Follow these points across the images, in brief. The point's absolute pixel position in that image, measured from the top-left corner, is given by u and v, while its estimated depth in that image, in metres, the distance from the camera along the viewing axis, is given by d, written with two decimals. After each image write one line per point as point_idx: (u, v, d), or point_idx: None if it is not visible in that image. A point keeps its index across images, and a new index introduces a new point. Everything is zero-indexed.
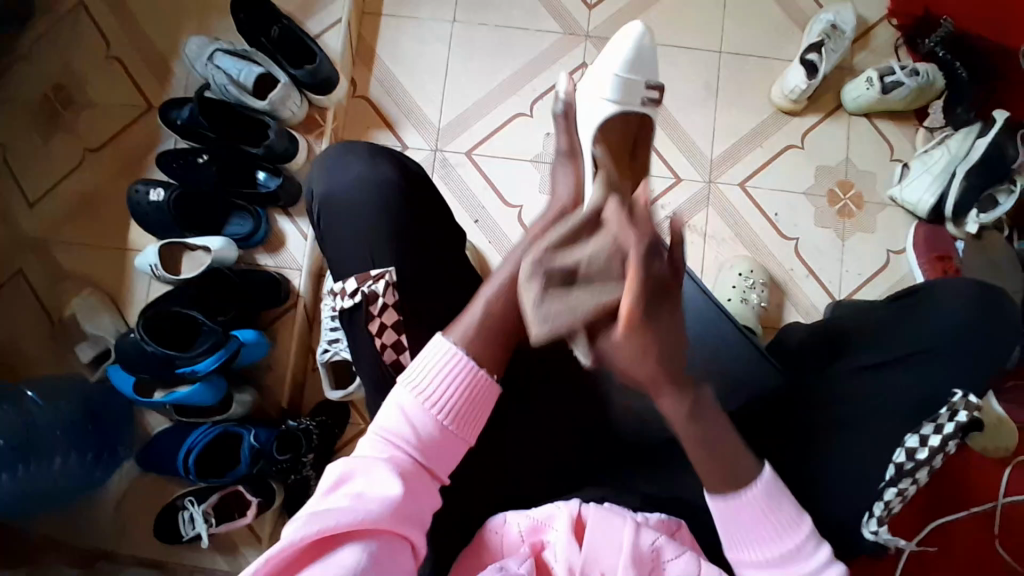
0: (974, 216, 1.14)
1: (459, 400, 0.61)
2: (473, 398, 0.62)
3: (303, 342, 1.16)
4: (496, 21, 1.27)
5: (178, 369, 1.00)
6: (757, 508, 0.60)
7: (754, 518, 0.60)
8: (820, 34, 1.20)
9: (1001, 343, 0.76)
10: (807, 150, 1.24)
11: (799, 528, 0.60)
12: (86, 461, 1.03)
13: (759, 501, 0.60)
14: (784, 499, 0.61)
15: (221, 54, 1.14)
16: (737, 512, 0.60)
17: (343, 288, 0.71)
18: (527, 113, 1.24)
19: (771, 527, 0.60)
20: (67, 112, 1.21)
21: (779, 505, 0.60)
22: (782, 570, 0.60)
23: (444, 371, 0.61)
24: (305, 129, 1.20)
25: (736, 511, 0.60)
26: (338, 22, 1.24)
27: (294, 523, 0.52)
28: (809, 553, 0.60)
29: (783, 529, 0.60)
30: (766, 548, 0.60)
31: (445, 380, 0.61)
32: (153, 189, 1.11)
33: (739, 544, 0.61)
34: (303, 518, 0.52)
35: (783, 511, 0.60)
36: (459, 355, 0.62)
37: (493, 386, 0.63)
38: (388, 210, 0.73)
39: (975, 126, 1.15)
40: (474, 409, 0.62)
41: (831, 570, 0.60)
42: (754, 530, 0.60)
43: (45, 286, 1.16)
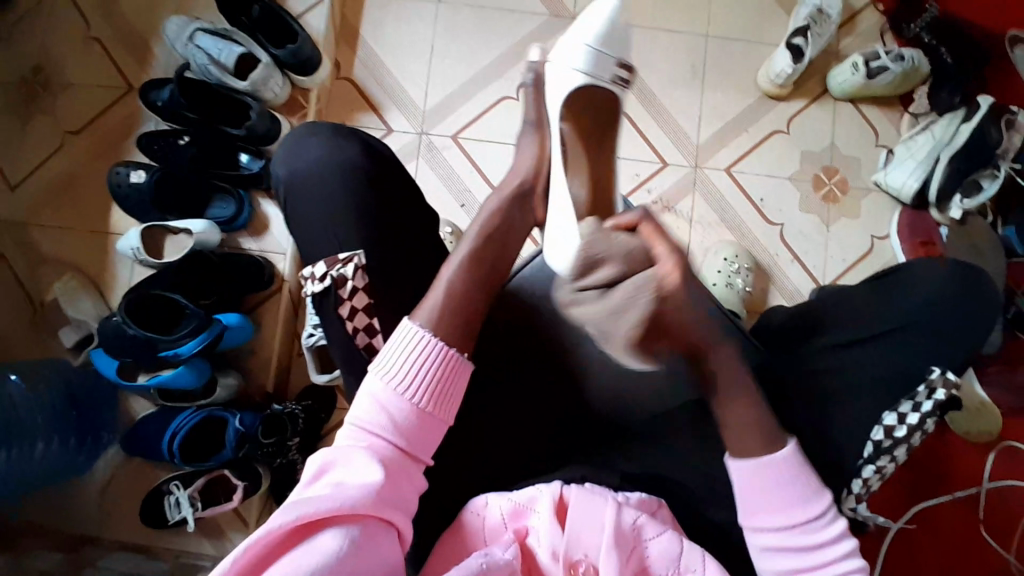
0: (958, 202, 1.15)
1: (433, 383, 0.61)
2: (445, 377, 0.62)
3: (288, 327, 1.16)
4: (483, 3, 1.26)
5: (160, 353, 0.99)
6: (779, 477, 0.64)
7: (776, 484, 0.64)
8: (807, 18, 1.20)
9: (980, 325, 0.77)
10: (792, 135, 1.24)
11: (818, 499, 0.64)
12: (69, 445, 1.04)
13: (783, 469, 0.64)
14: (806, 471, 0.65)
15: (201, 34, 1.12)
16: (759, 477, 0.64)
17: (312, 272, 0.71)
18: (514, 96, 1.23)
19: (788, 496, 0.64)
20: (47, 92, 1.19)
21: (800, 477, 0.64)
22: (800, 541, 0.63)
23: (414, 354, 0.62)
24: (288, 110, 1.19)
25: (759, 479, 0.64)
26: (322, 1, 1.21)
27: (277, 512, 0.51)
28: (823, 524, 0.64)
29: (801, 497, 0.64)
30: (786, 517, 0.63)
31: (417, 363, 0.61)
32: (133, 172, 1.10)
33: (754, 510, 0.65)
34: (285, 507, 0.51)
35: (805, 482, 0.64)
36: (424, 334, 0.62)
37: (465, 364, 0.63)
38: (353, 192, 0.73)
39: (960, 112, 1.15)
40: (448, 390, 0.62)
41: (843, 542, 0.64)
42: (774, 498, 0.64)
43: (26, 269, 1.14)
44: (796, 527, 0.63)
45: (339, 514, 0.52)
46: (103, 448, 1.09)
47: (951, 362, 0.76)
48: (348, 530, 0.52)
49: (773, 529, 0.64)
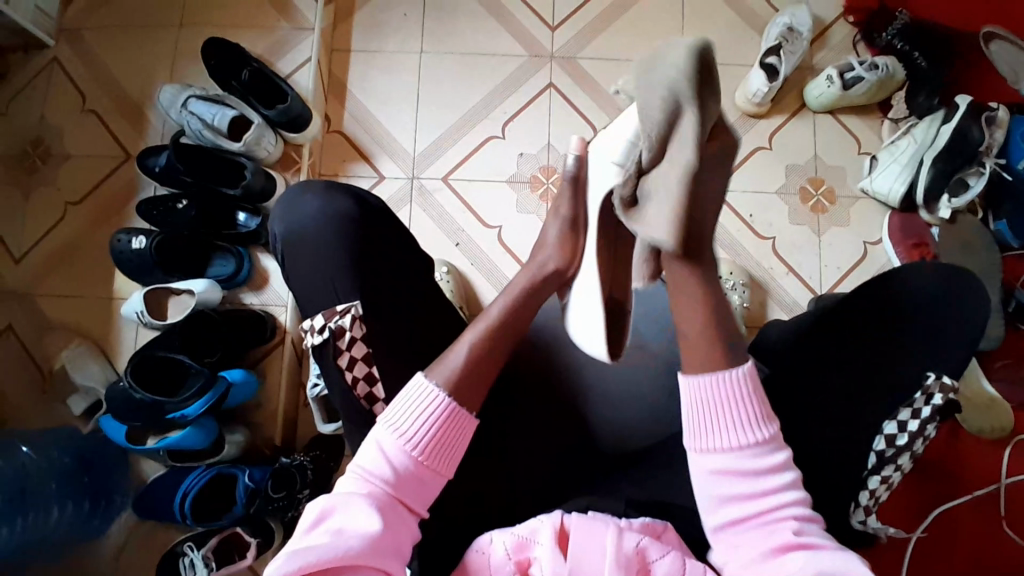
0: (946, 201, 1.17)
1: (435, 437, 0.62)
2: (452, 434, 0.63)
3: (294, 379, 1.16)
4: (463, 48, 1.30)
5: (167, 415, 1.00)
6: (728, 394, 0.61)
7: (721, 404, 0.61)
8: (778, 38, 1.23)
9: (975, 322, 0.76)
10: (775, 150, 1.26)
11: (763, 425, 0.61)
12: (83, 510, 1.05)
13: (730, 390, 0.61)
14: (753, 399, 0.61)
15: (195, 100, 1.17)
16: (704, 397, 0.61)
17: (312, 325, 0.72)
18: (499, 135, 1.27)
19: (736, 417, 0.61)
20: (46, 166, 1.23)
21: (751, 399, 0.61)
22: (736, 460, 0.60)
23: (424, 409, 0.62)
24: (281, 166, 1.23)
25: (704, 396, 0.61)
26: (309, 61, 1.27)
27: (277, 561, 0.53)
28: (765, 450, 0.60)
29: (749, 421, 0.60)
30: (728, 437, 0.61)
31: (424, 416, 0.62)
32: (135, 238, 1.12)
33: (703, 432, 0.62)
34: (284, 556, 0.53)
35: (752, 408, 0.61)
36: (439, 393, 0.62)
37: (470, 420, 0.64)
38: (348, 242, 0.75)
39: (939, 113, 1.17)
40: (451, 443, 0.62)
41: (786, 476, 0.60)
42: (722, 418, 0.61)
43: (34, 339, 1.17)
44: (740, 451, 0.60)
45: (336, 564, 0.53)
46: (117, 511, 1.10)
47: (949, 366, 0.76)
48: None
49: (714, 451, 0.61)
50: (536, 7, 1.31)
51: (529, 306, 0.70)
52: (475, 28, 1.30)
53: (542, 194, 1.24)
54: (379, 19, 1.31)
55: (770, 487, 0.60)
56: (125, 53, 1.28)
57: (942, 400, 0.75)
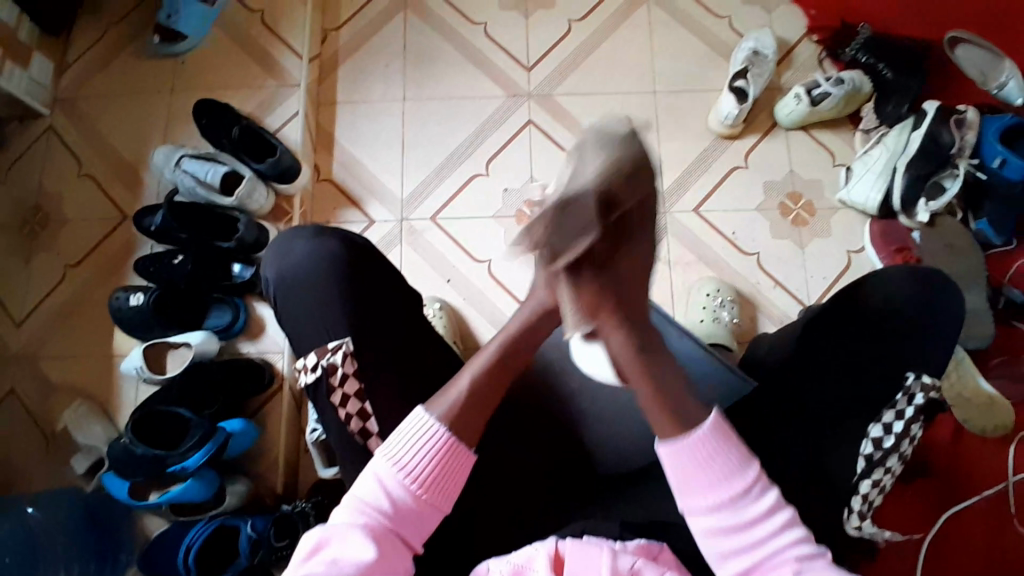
0: (924, 205, 1.19)
1: (433, 474, 0.62)
2: (449, 470, 0.63)
3: (293, 425, 1.16)
4: (442, 93, 1.35)
5: (167, 468, 1.01)
6: (705, 450, 0.57)
7: (698, 464, 0.57)
8: (744, 62, 1.28)
9: (950, 322, 0.77)
10: (751, 168, 1.29)
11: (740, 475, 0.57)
12: (90, 571, 1.05)
13: (695, 447, 0.57)
14: (721, 448, 0.57)
15: (187, 159, 1.21)
16: (684, 458, 0.57)
17: (304, 364, 0.75)
18: (483, 172, 1.31)
19: (716, 472, 0.57)
20: (45, 232, 1.27)
21: (724, 453, 0.57)
22: (729, 517, 0.57)
23: (421, 441, 0.63)
24: (274, 218, 1.26)
25: (679, 461, 0.57)
26: (296, 115, 1.33)
27: None
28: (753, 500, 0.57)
29: (731, 471, 0.57)
30: (714, 494, 0.57)
31: (423, 452, 0.62)
32: (133, 294, 1.15)
33: (688, 494, 0.58)
34: None
35: (721, 459, 0.57)
36: (438, 428, 0.63)
37: (469, 457, 0.64)
38: (332, 283, 0.77)
39: (908, 121, 1.21)
40: (448, 480, 0.63)
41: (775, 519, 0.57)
42: (699, 473, 0.57)
43: (36, 401, 1.18)
44: (726, 504, 0.57)
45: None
46: (122, 570, 1.08)
47: (931, 366, 0.77)
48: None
49: (702, 513, 0.58)
50: (511, 49, 1.37)
51: (526, 339, 0.70)
52: (453, 73, 1.36)
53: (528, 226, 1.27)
54: (361, 72, 1.37)
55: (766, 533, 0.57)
56: (118, 120, 1.33)
57: (923, 399, 0.75)
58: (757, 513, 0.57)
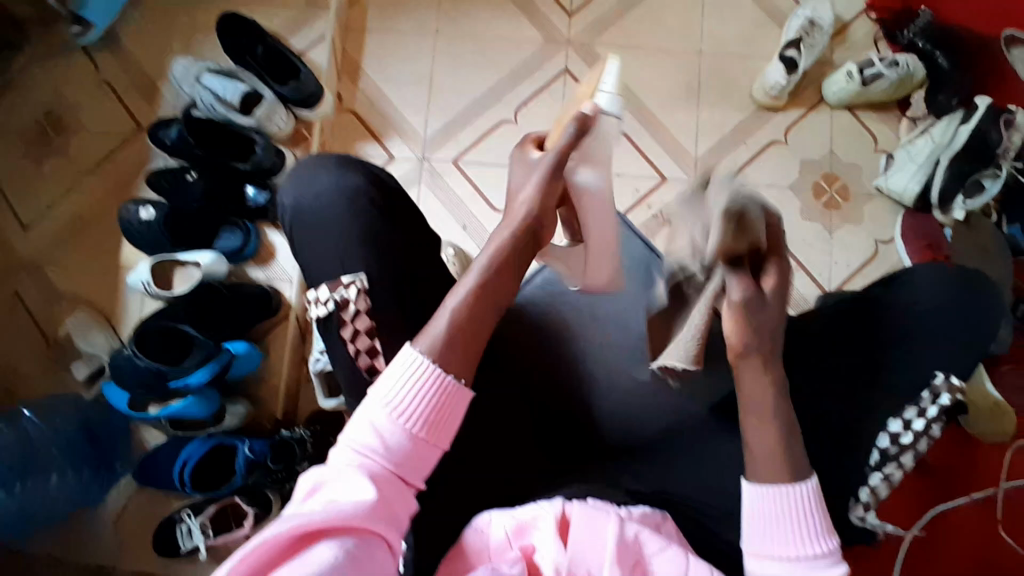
0: (960, 203, 1.14)
1: (428, 411, 0.61)
2: (444, 404, 0.62)
3: (297, 354, 1.16)
4: (478, 31, 1.29)
5: (171, 383, 1.01)
6: (795, 506, 0.61)
7: (787, 512, 0.61)
8: (798, 31, 1.22)
9: (984, 326, 0.76)
10: (790, 145, 1.25)
11: (821, 538, 0.61)
12: (83, 477, 1.05)
13: (799, 499, 0.61)
14: (815, 511, 0.61)
15: (208, 74, 1.16)
16: (769, 504, 0.62)
17: (315, 297, 0.73)
18: (512, 119, 1.26)
19: (796, 526, 0.61)
20: (59, 134, 1.23)
21: (815, 515, 0.61)
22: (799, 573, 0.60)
23: (414, 381, 0.62)
24: (292, 143, 1.22)
25: (773, 503, 0.62)
26: (323, 38, 1.27)
27: (272, 524, 0.52)
28: (823, 566, 0.60)
29: (809, 536, 0.60)
30: (789, 547, 0.60)
31: (417, 390, 0.62)
32: (143, 207, 1.12)
33: (763, 536, 0.62)
34: (279, 520, 0.52)
35: (812, 520, 0.61)
36: (427, 364, 0.62)
37: (465, 393, 0.63)
38: (357, 213, 0.75)
39: (958, 114, 1.15)
40: (444, 417, 0.62)
41: None
42: (785, 523, 0.61)
43: (41, 305, 1.17)
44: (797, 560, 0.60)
45: (332, 524, 0.53)
46: (116, 479, 1.10)
47: (960, 367, 0.75)
48: (337, 541, 0.53)
49: (774, 561, 0.61)
50: None
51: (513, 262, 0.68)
52: (491, 11, 1.29)
53: None
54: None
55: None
56: (141, 23, 1.27)
57: (949, 400, 0.74)
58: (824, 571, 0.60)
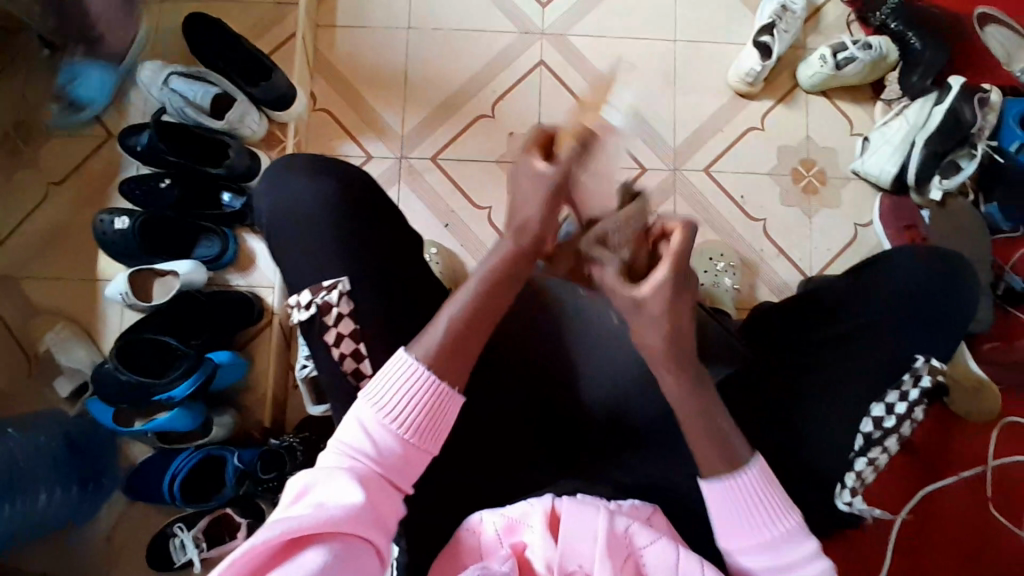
0: (937, 182, 1.15)
1: (420, 417, 0.62)
2: (436, 411, 0.62)
3: (282, 360, 1.16)
4: (451, 25, 1.27)
5: (155, 397, 1.00)
6: (750, 490, 0.60)
7: (748, 501, 0.59)
8: (772, 16, 1.21)
9: (957, 312, 0.80)
10: (767, 131, 1.25)
11: (788, 517, 0.60)
12: (72, 493, 1.06)
13: (755, 483, 0.60)
14: (773, 490, 0.60)
15: (176, 78, 1.14)
16: (729, 498, 0.59)
17: (298, 301, 0.72)
18: (489, 114, 1.25)
19: (761, 512, 0.59)
20: (27, 146, 1.21)
21: (771, 491, 0.60)
22: (774, 562, 0.59)
23: (407, 386, 0.62)
24: (266, 145, 1.20)
25: (732, 496, 0.59)
26: (292, 37, 1.23)
27: (260, 529, 0.52)
28: (796, 545, 0.60)
29: (773, 516, 0.59)
30: (758, 535, 0.59)
31: (410, 396, 0.62)
32: (117, 218, 1.09)
33: (729, 532, 0.60)
34: (268, 524, 0.52)
35: (773, 500, 0.60)
36: (422, 371, 0.62)
37: (457, 399, 0.63)
38: (335, 221, 0.74)
39: (931, 95, 1.16)
40: (435, 423, 0.63)
41: (818, 563, 0.60)
42: (749, 514, 0.59)
43: (17, 322, 1.15)
44: (771, 544, 0.59)
45: (321, 530, 0.53)
46: (106, 494, 1.09)
47: (938, 349, 0.78)
48: (327, 547, 0.53)
49: (747, 553, 0.60)
50: None
51: (510, 278, 0.65)
52: (463, 4, 1.28)
53: None
54: None
55: (808, 567, 0.59)
56: None
57: (928, 382, 0.76)
58: (798, 556, 0.59)
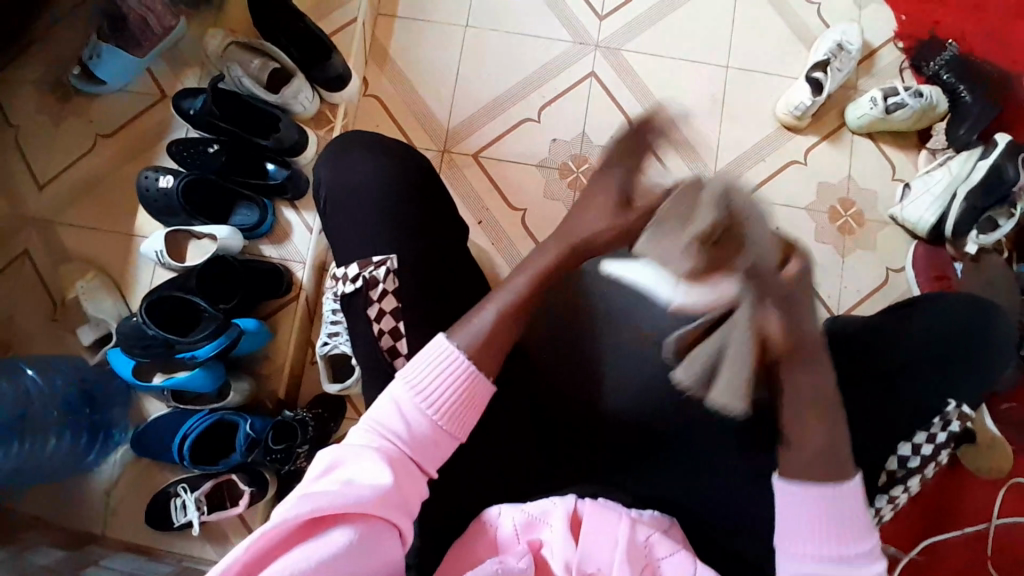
0: (974, 237, 1.15)
1: (453, 403, 0.62)
2: (468, 398, 0.63)
3: (303, 336, 1.17)
4: (507, 27, 1.29)
5: (177, 354, 1.02)
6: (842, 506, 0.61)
7: (830, 513, 0.61)
8: (827, 53, 1.22)
9: (988, 365, 0.80)
10: (809, 167, 1.25)
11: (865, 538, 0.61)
12: (82, 441, 1.06)
13: (848, 497, 0.61)
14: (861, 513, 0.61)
15: (238, 48, 1.17)
16: (810, 500, 0.61)
17: (346, 273, 0.78)
18: (534, 119, 1.26)
19: (840, 527, 0.60)
20: (79, 96, 1.22)
21: (859, 514, 0.61)
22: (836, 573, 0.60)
23: (443, 371, 0.62)
24: (316, 124, 1.22)
25: (817, 502, 0.61)
26: (353, 22, 1.25)
27: (289, 503, 0.52)
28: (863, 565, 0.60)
29: (848, 538, 0.60)
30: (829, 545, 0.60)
31: (445, 382, 0.62)
32: (163, 176, 1.12)
33: (797, 533, 0.61)
34: (298, 499, 0.53)
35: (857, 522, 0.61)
36: (459, 357, 0.63)
37: (487, 387, 0.64)
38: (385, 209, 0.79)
39: (977, 149, 1.16)
40: (467, 410, 0.63)
41: None
42: (828, 524, 0.61)
43: (50, 267, 1.17)
44: (842, 559, 0.60)
45: (347, 510, 0.53)
46: (114, 447, 1.10)
47: (969, 396, 0.79)
48: (349, 526, 0.53)
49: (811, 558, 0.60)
50: None
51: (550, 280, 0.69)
52: (523, 8, 1.29)
53: (570, 182, 1.24)
54: None
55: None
56: None
57: (957, 426, 0.78)
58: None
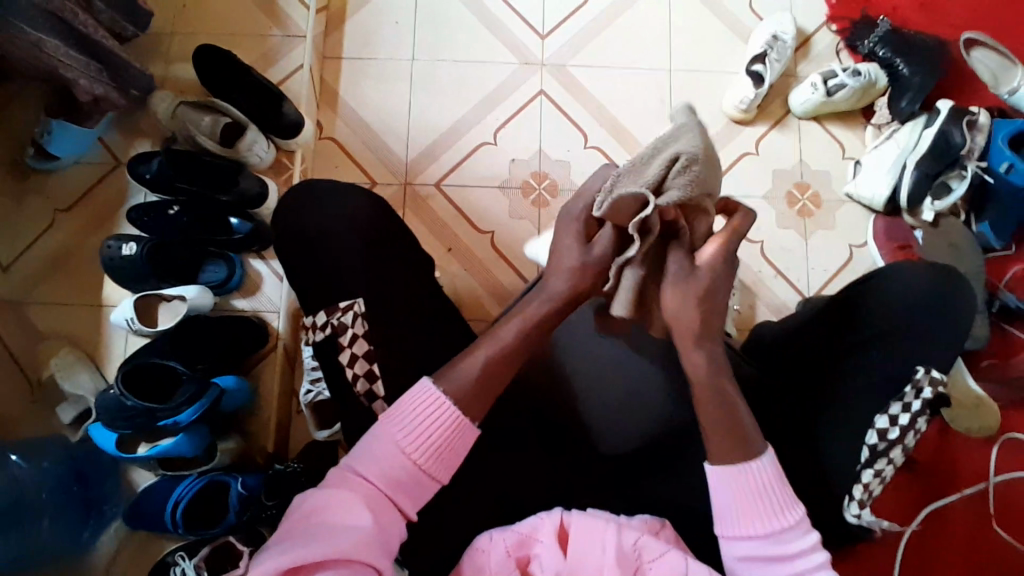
0: (929, 204, 1.18)
1: (435, 446, 0.63)
2: (452, 441, 0.64)
3: (285, 384, 1.17)
4: (454, 56, 1.31)
5: (159, 422, 0.99)
6: (757, 483, 0.66)
7: (757, 492, 0.65)
8: (763, 45, 1.26)
9: (954, 327, 0.83)
10: (762, 155, 1.28)
11: (793, 509, 0.66)
12: (74, 522, 1.04)
13: (769, 478, 0.66)
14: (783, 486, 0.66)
15: (185, 106, 1.17)
16: (741, 484, 0.65)
17: (314, 322, 0.81)
18: (491, 141, 1.28)
19: (769, 503, 0.65)
20: (33, 173, 1.21)
21: (778, 488, 0.66)
22: (771, 551, 0.65)
23: (422, 413, 0.64)
24: (274, 173, 1.22)
25: (742, 484, 0.65)
26: (301, 68, 1.27)
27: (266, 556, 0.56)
28: (797, 537, 0.65)
29: (777, 508, 0.65)
30: (760, 523, 0.65)
31: (428, 423, 0.63)
32: (125, 244, 1.09)
33: (728, 519, 0.66)
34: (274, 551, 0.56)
35: (781, 495, 0.66)
36: (442, 400, 0.64)
37: (472, 429, 0.65)
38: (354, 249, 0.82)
39: (922, 118, 1.21)
40: (449, 451, 0.64)
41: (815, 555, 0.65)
42: (758, 503, 0.65)
43: (21, 347, 1.14)
44: (769, 535, 0.65)
45: (324, 557, 0.56)
46: (108, 522, 1.09)
47: (941, 362, 0.83)
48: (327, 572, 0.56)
49: (744, 539, 0.66)
50: (526, 16, 1.33)
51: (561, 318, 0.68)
52: (468, 36, 1.32)
53: (533, 200, 1.25)
54: (370, 27, 1.32)
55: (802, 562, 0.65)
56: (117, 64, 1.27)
57: (931, 393, 0.81)
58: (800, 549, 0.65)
